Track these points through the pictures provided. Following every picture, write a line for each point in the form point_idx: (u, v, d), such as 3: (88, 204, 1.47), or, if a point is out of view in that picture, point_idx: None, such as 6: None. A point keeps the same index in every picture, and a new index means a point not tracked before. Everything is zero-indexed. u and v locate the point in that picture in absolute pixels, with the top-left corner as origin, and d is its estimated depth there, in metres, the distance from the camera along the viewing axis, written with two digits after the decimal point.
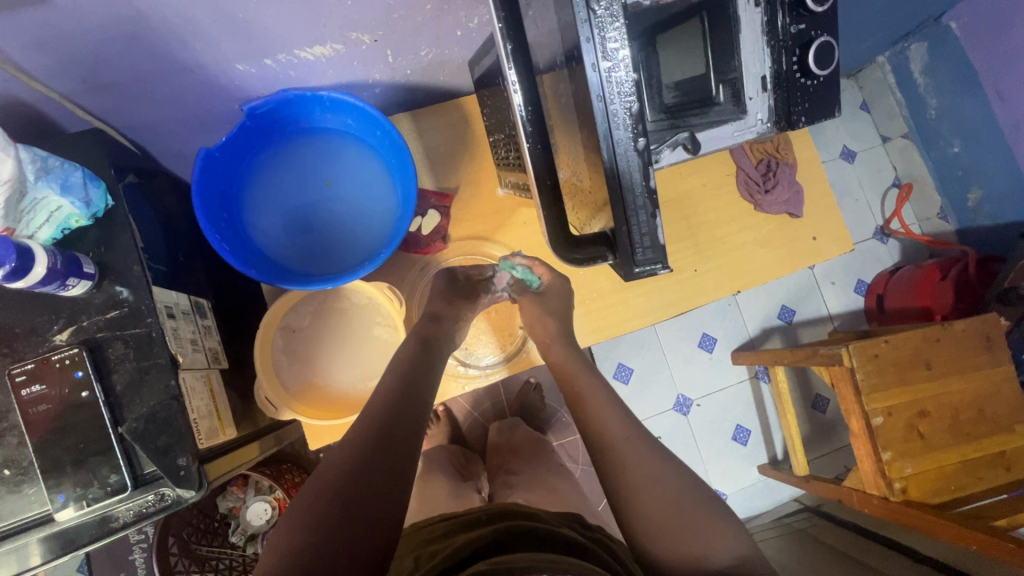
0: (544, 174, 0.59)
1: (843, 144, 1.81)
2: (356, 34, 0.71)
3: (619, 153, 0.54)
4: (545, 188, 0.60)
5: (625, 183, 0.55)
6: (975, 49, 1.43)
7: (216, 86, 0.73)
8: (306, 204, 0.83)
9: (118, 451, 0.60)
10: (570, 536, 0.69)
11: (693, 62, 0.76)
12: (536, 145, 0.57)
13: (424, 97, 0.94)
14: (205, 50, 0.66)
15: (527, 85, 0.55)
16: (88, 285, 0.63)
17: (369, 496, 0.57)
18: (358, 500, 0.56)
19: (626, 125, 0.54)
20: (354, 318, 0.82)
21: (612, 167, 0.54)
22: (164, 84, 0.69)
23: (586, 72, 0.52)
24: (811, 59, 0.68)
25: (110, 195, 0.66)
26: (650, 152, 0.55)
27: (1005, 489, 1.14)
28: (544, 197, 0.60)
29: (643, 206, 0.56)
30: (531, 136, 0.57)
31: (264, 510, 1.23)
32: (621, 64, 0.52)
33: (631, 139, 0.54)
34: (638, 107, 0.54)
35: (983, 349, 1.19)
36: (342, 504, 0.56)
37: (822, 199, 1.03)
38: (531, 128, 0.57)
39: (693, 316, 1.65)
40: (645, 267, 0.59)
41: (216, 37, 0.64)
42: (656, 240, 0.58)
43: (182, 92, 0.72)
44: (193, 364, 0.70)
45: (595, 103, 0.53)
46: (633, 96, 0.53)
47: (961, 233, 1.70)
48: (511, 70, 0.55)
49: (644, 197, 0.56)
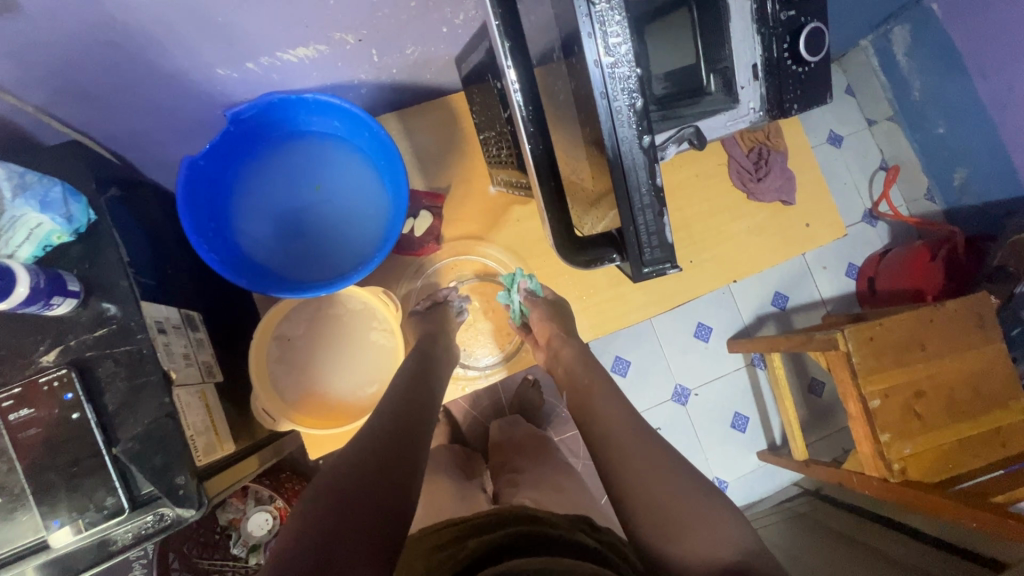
0: (546, 175, 0.58)
1: (829, 129, 1.82)
2: (340, 33, 0.70)
3: (624, 151, 0.53)
4: (547, 190, 0.58)
5: (631, 182, 0.54)
6: (958, 30, 1.44)
7: (198, 92, 0.71)
8: (296, 210, 0.81)
9: (114, 473, 0.59)
10: (580, 540, 0.69)
11: (682, 52, 0.73)
12: (537, 146, 0.57)
13: (411, 96, 0.93)
14: (184, 56, 0.64)
15: (526, 83, 0.54)
16: (73, 303, 0.61)
17: (363, 502, 0.54)
18: (351, 506, 0.53)
19: (631, 122, 0.53)
20: (350, 325, 0.80)
21: (617, 165, 0.54)
22: (145, 92, 0.67)
23: (589, 68, 0.51)
24: (802, 46, 0.68)
25: (92, 210, 0.64)
26: (656, 149, 0.54)
27: (1002, 465, 1.15)
28: (548, 200, 0.59)
29: (650, 204, 0.55)
30: (532, 136, 0.56)
31: (266, 520, 1.22)
32: (624, 60, 0.51)
33: (636, 136, 0.53)
34: (642, 103, 0.53)
35: (975, 327, 1.21)
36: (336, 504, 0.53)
37: (813, 185, 1.03)
38: (532, 127, 0.56)
39: (687, 305, 1.65)
40: (653, 267, 0.58)
41: (195, 42, 0.62)
42: (664, 239, 0.57)
43: (163, 99, 0.70)
44: (186, 379, 0.68)
45: (599, 101, 0.52)
46: (637, 92, 0.52)
47: (948, 213, 1.72)
48: (509, 67, 0.54)
49: (651, 195, 0.55)
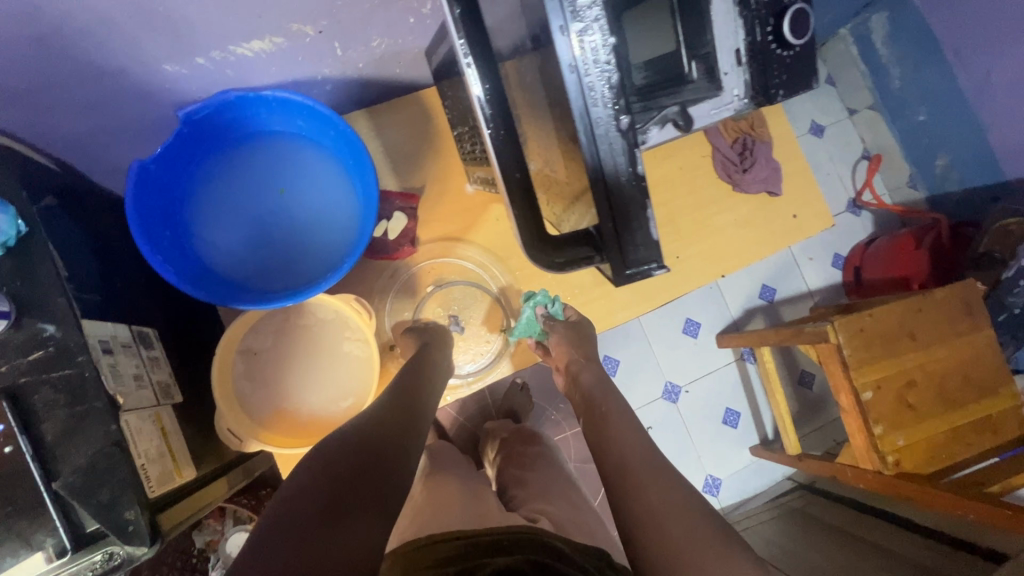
0: (512, 168, 0.53)
1: (811, 119, 1.81)
2: (297, 25, 0.65)
3: (599, 135, 0.50)
4: (515, 186, 0.54)
5: (608, 170, 0.51)
6: (936, 15, 1.44)
7: (146, 91, 0.66)
8: (260, 215, 0.76)
9: (54, 510, 0.54)
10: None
11: (661, 39, 0.70)
12: (500, 133, 0.53)
13: (380, 93, 0.88)
14: (124, 51, 0.59)
15: (483, 63, 0.51)
16: (4, 324, 0.56)
17: (361, 497, 0.50)
18: (352, 503, 0.49)
19: (605, 100, 0.49)
20: (322, 336, 0.76)
21: (592, 151, 0.50)
22: (82, 92, 0.62)
23: (555, 39, 0.47)
24: (786, 28, 0.64)
25: (22, 220, 0.58)
26: (635, 131, 0.51)
27: (994, 454, 1.14)
28: (516, 198, 0.54)
29: (631, 196, 0.52)
30: (492, 122, 0.52)
31: (244, 541, 1.16)
32: (593, 26, 0.47)
33: (612, 117, 0.49)
34: (617, 78, 0.49)
35: (964, 315, 1.20)
36: (336, 497, 0.49)
37: (800, 175, 1.00)
38: (492, 112, 0.52)
39: (675, 301, 1.63)
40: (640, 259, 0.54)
41: (135, 35, 0.57)
42: (649, 237, 0.54)
43: (105, 99, 0.65)
44: (138, 403, 0.63)
45: (567, 75, 0.48)
46: (609, 66, 0.48)
47: (931, 201, 1.72)
48: (461, 42, 0.50)
49: (631, 185, 0.52)
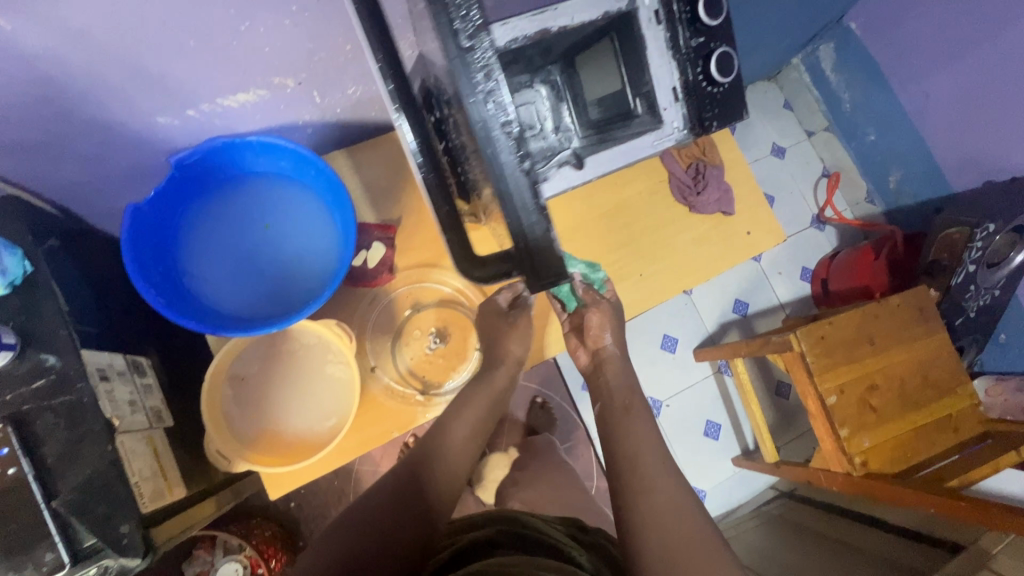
0: (441, 204, 0.56)
1: (772, 141, 1.91)
2: (279, 78, 0.72)
3: (505, 173, 0.47)
4: (445, 219, 0.56)
5: (514, 202, 0.47)
6: (877, 45, 1.56)
7: (141, 140, 0.72)
8: (246, 249, 0.82)
9: (54, 528, 0.57)
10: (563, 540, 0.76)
11: (610, 78, 0.81)
12: (428, 175, 0.55)
13: (358, 133, 0.95)
14: (122, 106, 0.65)
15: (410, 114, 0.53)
16: (9, 356, 0.60)
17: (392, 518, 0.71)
18: (380, 530, 0.69)
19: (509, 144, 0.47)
20: (306, 359, 0.81)
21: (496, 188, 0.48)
22: (83, 143, 0.68)
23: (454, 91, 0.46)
24: (713, 69, 0.72)
25: (28, 261, 0.64)
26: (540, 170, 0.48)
27: (956, 451, 1.20)
28: (447, 228, 0.56)
29: (538, 222, 0.48)
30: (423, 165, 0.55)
31: (235, 571, 1.18)
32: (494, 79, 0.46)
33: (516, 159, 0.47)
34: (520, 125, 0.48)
35: (918, 320, 1.27)
36: (372, 527, 0.69)
37: (750, 195, 1.08)
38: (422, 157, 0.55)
39: (652, 318, 1.69)
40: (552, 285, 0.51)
41: (132, 92, 0.64)
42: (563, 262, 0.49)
43: (103, 149, 0.71)
44: (133, 425, 0.68)
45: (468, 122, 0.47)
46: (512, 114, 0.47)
47: (888, 215, 1.81)
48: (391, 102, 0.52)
49: (538, 214, 0.48)
